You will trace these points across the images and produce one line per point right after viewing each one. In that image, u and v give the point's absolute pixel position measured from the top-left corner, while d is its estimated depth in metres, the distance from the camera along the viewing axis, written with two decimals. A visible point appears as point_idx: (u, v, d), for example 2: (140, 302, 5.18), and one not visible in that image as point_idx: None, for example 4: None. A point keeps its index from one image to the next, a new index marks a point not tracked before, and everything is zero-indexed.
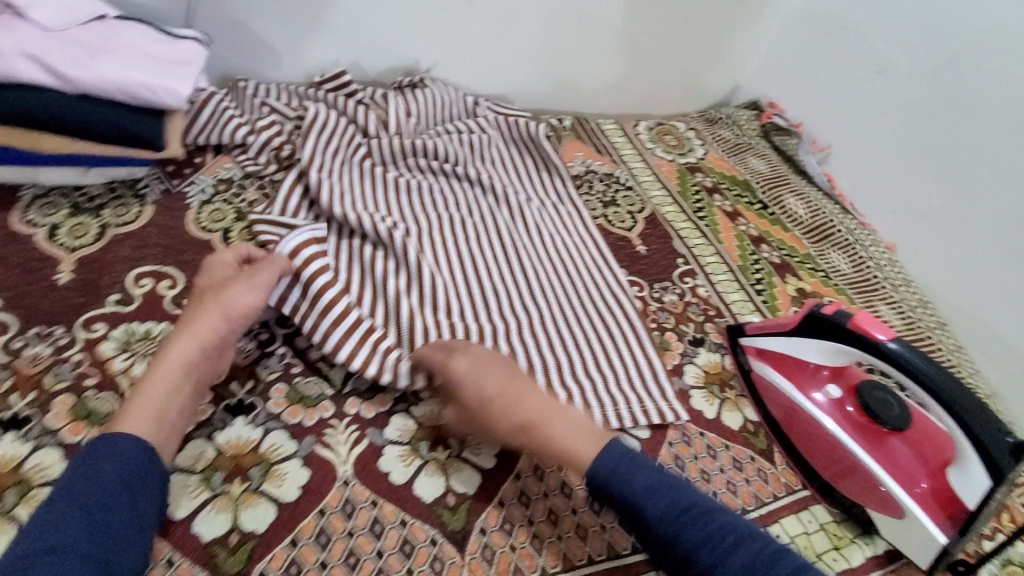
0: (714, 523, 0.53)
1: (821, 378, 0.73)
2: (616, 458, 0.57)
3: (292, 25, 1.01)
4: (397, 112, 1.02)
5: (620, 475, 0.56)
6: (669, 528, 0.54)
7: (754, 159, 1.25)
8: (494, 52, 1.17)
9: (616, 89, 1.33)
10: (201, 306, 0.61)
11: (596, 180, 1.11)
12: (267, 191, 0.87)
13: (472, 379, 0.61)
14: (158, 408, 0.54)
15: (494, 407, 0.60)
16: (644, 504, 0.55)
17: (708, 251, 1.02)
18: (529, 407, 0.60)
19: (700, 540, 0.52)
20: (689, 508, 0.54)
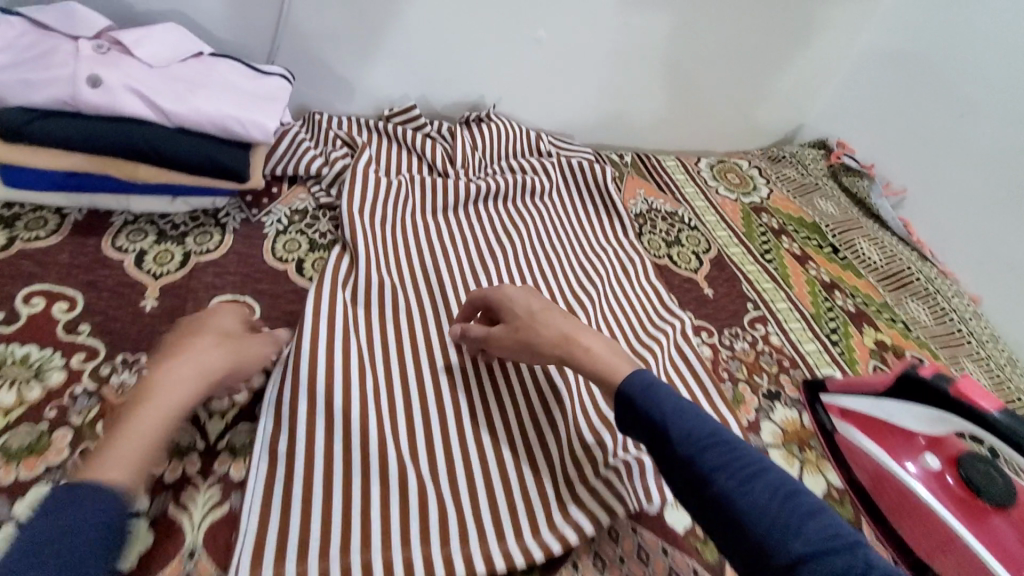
0: (733, 449, 0.50)
1: (917, 446, 0.68)
2: (644, 384, 0.56)
3: (368, 62, 1.04)
4: (464, 146, 1.03)
5: (651, 393, 0.55)
6: (689, 447, 0.50)
7: (821, 200, 1.21)
8: (558, 90, 1.17)
9: (678, 127, 1.32)
10: (207, 340, 0.58)
11: (659, 217, 1.08)
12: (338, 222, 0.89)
13: (527, 295, 0.69)
14: (142, 456, 0.48)
15: (540, 315, 0.66)
16: (667, 418, 0.52)
17: (778, 297, 0.98)
18: (571, 325, 0.65)
19: (719, 465, 0.48)
20: (712, 432, 0.51)
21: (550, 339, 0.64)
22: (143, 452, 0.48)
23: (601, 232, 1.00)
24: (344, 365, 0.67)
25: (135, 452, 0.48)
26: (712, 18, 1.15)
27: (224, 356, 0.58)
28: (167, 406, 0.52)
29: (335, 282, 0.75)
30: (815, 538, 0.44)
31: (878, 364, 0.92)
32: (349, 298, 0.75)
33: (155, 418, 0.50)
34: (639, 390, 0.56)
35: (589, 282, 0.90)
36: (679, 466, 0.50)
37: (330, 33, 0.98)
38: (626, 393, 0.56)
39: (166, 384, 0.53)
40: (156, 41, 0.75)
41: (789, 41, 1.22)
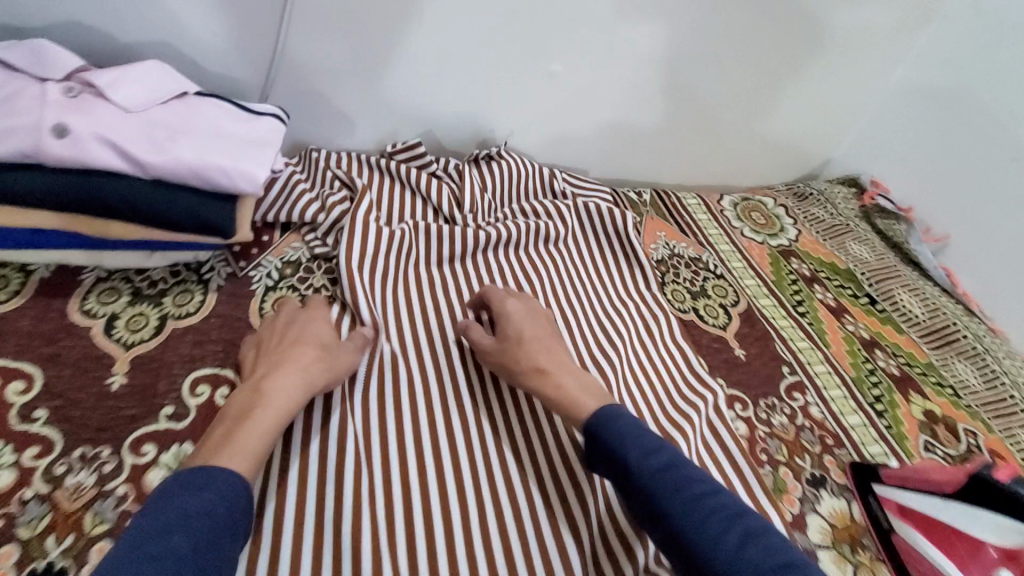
0: (685, 474, 0.52)
1: (990, 560, 0.61)
2: (609, 415, 0.59)
3: (372, 96, 0.96)
4: (472, 188, 0.95)
5: (614, 423, 0.58)
6: (646, 475, 0.53)
7: (855, 243, 1.13)
8: (574, 126, 1.10)
9: (699, 161, 1.24)
10: (310, 348, 0.63)
11: (682, 264, 1.00)
12: (335, 276, 0.80)
13: (522, 316, 0.72)
14: (260, 452, 0.52)
15: (528, 342, 0.68)
16: (624, 448, 0.56)
17: (816, 358, 0.90)
18: (548, 357, 0.67)
19: (670, 491, 0.51)
20: (668, 460, 0.54)
21: (526, 371, 0.66)
22: (257, 450, 0.52)
23: (620, 283, 0.92)
24: (340, 460, 0.60)
25: (253, 448, 0.52)
26: (743, 50, 1.06)
27: (322, 364, 0.62)
28: (281, 409, 0.56)
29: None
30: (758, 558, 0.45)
31: (929, 439, 0.84)
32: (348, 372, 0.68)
33: (273, 417, 0.55)
34: (603, 419, 0.59)
35: (611, 344, 0.81)
36: (637, 494, 0.53)
37: (330, 65, 0.91)
38: (590, 423, 0.60)
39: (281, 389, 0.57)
40: (135, 82, 0.67)
41: (822, 73, 1.14)
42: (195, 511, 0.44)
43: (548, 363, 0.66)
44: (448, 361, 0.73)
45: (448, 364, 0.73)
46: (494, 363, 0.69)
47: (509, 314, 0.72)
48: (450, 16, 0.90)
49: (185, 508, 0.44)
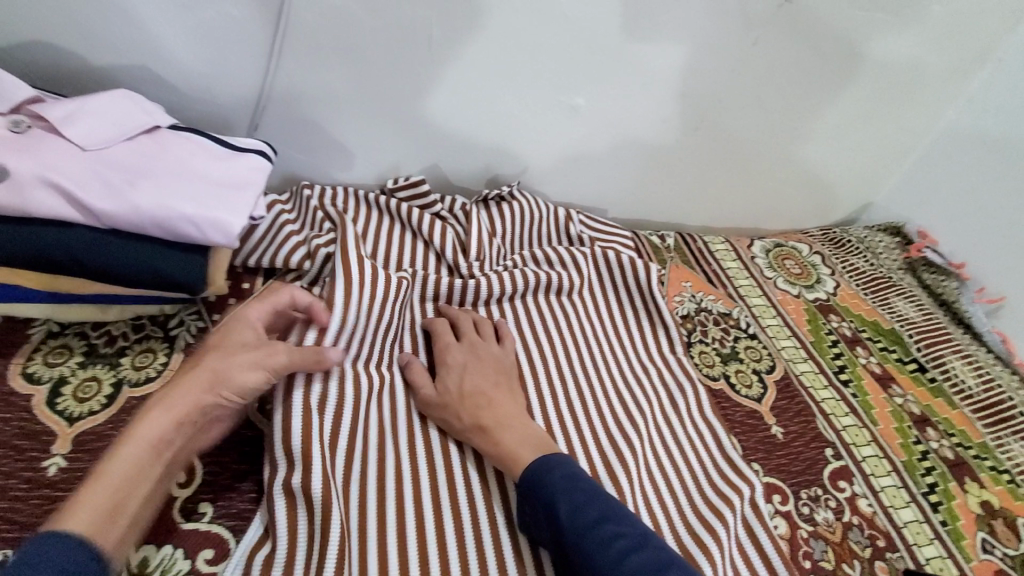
0: (613, 527, 0.52)
1: None
2: (550, 461, 0.57)
3: (373, 128, 0.88)
4: (480, 232, 0.87)
5: (547, 475, 0.56)
6: (577, 533, 0.52)
7: (900, 301, 1.04)
8: (593, 165, 1.01)
9: (728, 202, 1.15)
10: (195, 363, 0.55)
11: (711, 321, 0.90)
12: None
13: (466, 365, 0.67)
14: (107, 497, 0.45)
15: (470, 396, 0.64)
16: (553, 501, 0.54)
17: (862, 438, 0.79)
18: (488, 412, 0.63)
19: (598, 547, 0.50)
20: (599, 514, 0.53)
21: (466, 430, 0.62)
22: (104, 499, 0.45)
23: (639, 344, 0.83)
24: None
25: (101, 497, 0.45)
26: (783, 87, 0.97)
27: (196, 383, 0.53)
28: (138, 443, 0.49)
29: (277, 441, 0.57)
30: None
31: (987, 537, 0.73)
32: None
33: (131, 455, 0.48)
34: (541, 468, 0.57)
35: (631, 420, 0.71)
36: (565, 552, 0.52)
37: (328, 93, 0.83)
38: (529, 471, 0.57)
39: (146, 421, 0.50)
40: (95, 114, 0.60)
41: (867, 113, 1.04)
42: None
43: (487, 418, 0.62)
44: (441, 446, 0.64)
45: (444, 452, 0.63)
46: (437, 416, 0.64)
47: (449, 367, 0.67)
48: (462, 44, 0.81)
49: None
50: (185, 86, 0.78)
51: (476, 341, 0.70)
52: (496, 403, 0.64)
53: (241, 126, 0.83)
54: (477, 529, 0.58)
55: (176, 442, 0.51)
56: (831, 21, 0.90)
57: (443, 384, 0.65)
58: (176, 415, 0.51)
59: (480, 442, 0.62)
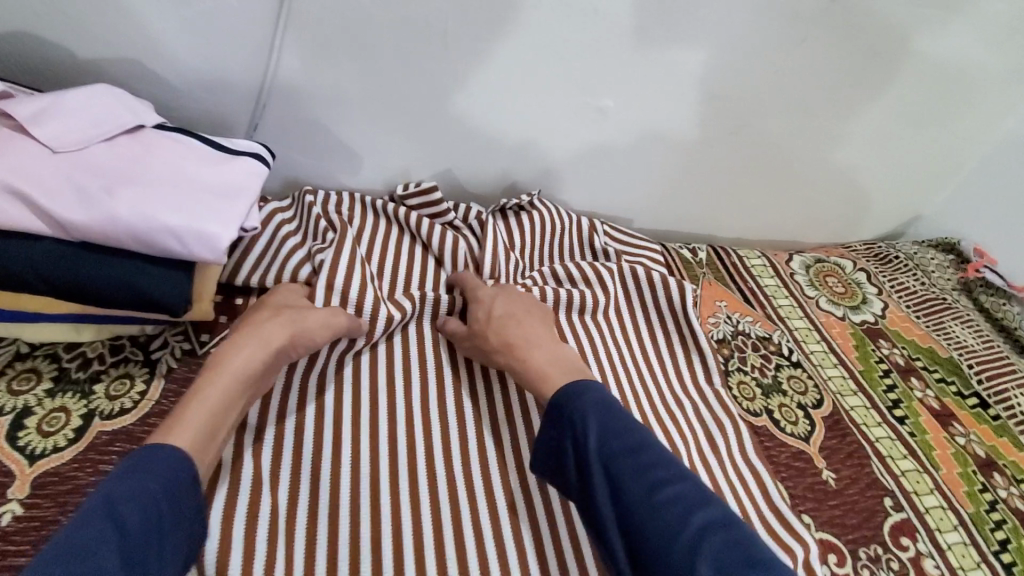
0: (648, 456, 0.50)
1: None
2: (588, 385, 0.56)
3: (381, 128, 0.81)
4: (497, 243, 0.79)
5: (580, 398, 0.54)
6: (607, 457, 0.50)
7: (956, 325, 0.95)
8: (619, 172, 0.93)
9: (765, 213, 1.06)
10: (269, 314, 0.59)
11: (749, 346, 0.82)
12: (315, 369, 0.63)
13: (497, 298, 0.68)
14: (209, 417, 0.49)
15: (498, 319, 0.65)
16: (578, 429, 0.53)
17: (924, 486, 0.70)
18: (518, 331, 0.64)
19: (631, 473, 0.49)
20: (633, 442, 0.51)
21: (495, 347, 0.63)
22: (201, 420, 0.48)
23: (671, 370, 0.75)
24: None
25: (198, 419, 0.48)
26: (831, 90, 0.88)
27: (280, 326, 0.57)
28: (234, 376, 0.52)
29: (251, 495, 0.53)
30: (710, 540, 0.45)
31: None
32: (314, 520, 0.53)
33: (219, 388, 0.51)
34: (570, 393, 0.55)
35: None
36: (590, 476, 0.51)
37: (334, 89, 0.76)
38: (555, 397, 0.56)
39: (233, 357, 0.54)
40: (67, 111, 0.54)
41: (922, 117, 0.95)
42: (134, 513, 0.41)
43: (516, 337, 0.63)
44: (454, 398, 0.65)
45: (463, 448, 0.61)
46: (467, 348, 0.66)
47: (480, 298, 0.68)
48: (478, 39, 0.73)
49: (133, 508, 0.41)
50: (176, 80, 0.71)
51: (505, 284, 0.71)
52: (529, 360, 0.61)
53: (237, 125, 0.77)
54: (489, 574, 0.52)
55: (256, 381, 0.54)
56: (890, 17, 0.81)
57: (472, 314, 0.67)
58: (265, 356, 0.55)
59: (507, 359, 0.63)
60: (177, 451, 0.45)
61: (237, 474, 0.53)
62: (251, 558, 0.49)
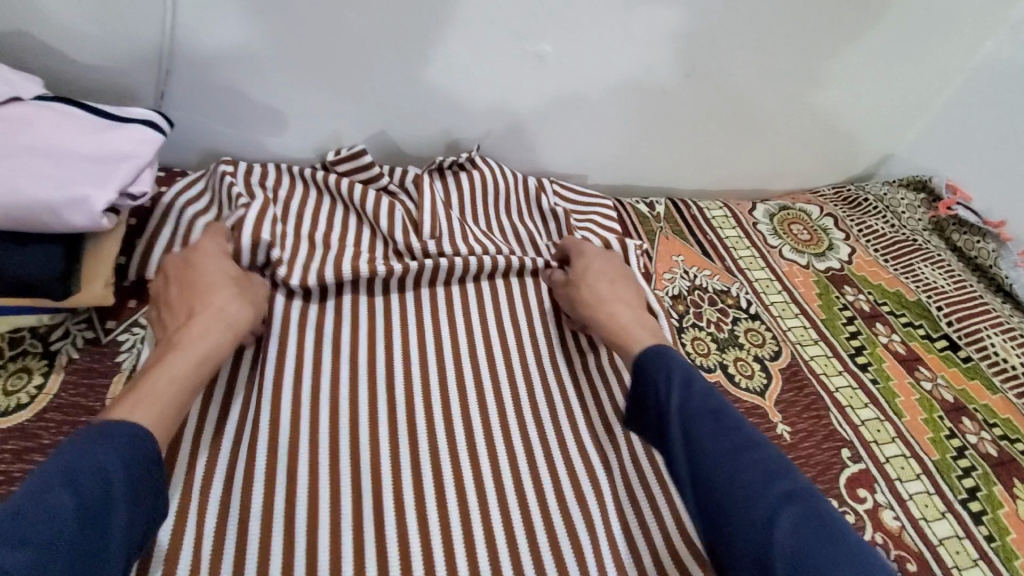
0: (730, 421, 0.49)
1: None
2: (666, 353, 0.55)
3: (302, 91, 0.75)
4: (434, 205, 0.74)
5: (665, 362, 0.54)
6: (688, 420, 0.50)
7: (926, 266, 0.90)
8: (567, 125, 0.88)
9: (725, 160, 1.00)
10: (222, 281, 0.56)
11: (706, 300, 0.78)
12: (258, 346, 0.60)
13: (598, 254, 0.69)
14: (170, 402, 0.47)
15: (592, 276, 0.66)
16: (661, 387, 0.53)
17: (884, 434, 0.67)
18: (609, 290, 0.64)
19: (713, 436, 0.49)
20: (714, 405, 0.51)
21: (587, 304, 0.64)
22: (170, 405, 0.47)
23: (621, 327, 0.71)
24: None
25: (164, 402, 0.46)
26: (787, 26, 0.82)
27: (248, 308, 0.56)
28: (202, 353, 0.51)
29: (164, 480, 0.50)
30: (789, 514, 0.44)
31: None
32: (220, 513, 0.50)
33: (183, 363, 0.49)
34: (654, 357, 0.55)
35: (593, 434, 0.60)
36: (669, 436, 0.51)
37: (245, 51, 0.70)
38: (643, 358, 0.56)
39: (196, 332, 0.52)
40: None
41: (892, 50, 0.89)
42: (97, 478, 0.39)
43: (607, 296, 0.64)
44: (385, 376, 0.60)
45: (390, 429, 0.57)
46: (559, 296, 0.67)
47: (582, 250, 0.69)
48: None
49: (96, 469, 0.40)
50: (67, 49, 0.66)
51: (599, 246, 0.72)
52: (617, 318, 0.62)
53: (145, 95, 0.71)
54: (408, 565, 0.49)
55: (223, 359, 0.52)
56: None
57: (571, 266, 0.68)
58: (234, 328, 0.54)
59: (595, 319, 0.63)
60: (145, 433, 0.43)
61: None
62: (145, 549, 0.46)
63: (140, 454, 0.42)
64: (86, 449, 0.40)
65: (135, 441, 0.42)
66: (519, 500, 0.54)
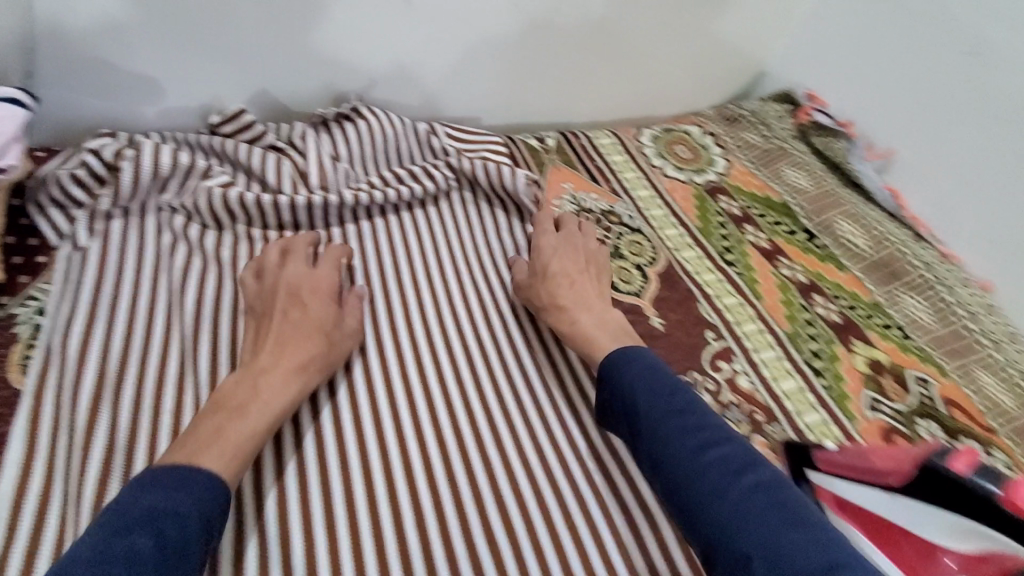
0: (693, 417, 0.53)
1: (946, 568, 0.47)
2: (628, 353, 0.60)
3: (172, 54, 0.76)
4: (322, 158, 0.77)
5: (629, 365, 0.58)
6: (654, 418, 0.54)
7: (791, 170, 0.99)
8: (448, 69, 0.90)
9: (611, 91, 1.05)
10: (297, 335, 0.59)
11: (592, 220, 0.85)
12: (163, 302, 0.64)
13: (557, 251, 0.73)
14: (243, 446, 0.50)
15: (553, 275, 0.70)
16: (629, 389, 0.57)
17: (744, 315, 0.77)
18: (568, 292, 0.69)
19: (678, 432, 0.52)
20: (680, 404, 0.54)
21: (545, 306, 0.69)
22: (245, 450, 0.50)
23: (497, 244, 0.79)
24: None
25: (243, 450, 0.50)
26: None
27: (321, 356, 0.59)
28: (273, 406, 0.53)
29: (67, 432, 0.53)
30: (755, 498, 0.47)
31: (874, 396, 0.71)
32: (131, 437, 0.54)
33: (262, 413, 0.52)
34: (619, 360, 0.60)
35: (482, 352, 0.67)
36: (640, 435, 0.54)
37: (103, 18, 0.70)
38: (605, 366, 0.60)
39: (270, 386, 0.54)
40: None
41: None
42: (174, 513, 0.42)
43: (566, 298, 0.68)
44: None
45: None
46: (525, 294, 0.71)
47: (543, 248, 0.73)
48: None
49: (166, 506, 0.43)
50: None
51: (574, 234, 0.76)
52: (578, 324, 0.66)
53: None
54: (321, 496, 0.54)
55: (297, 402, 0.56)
56: None
57: (535, 267, 0.72)
58: (307, 378, 0.57)
59: None
60: (220, 481, 0.46)
61: (38, 415, 0.54)
62: (53, 484, 0.51)
63: (210, 507, 0.45)
64: (169, 493, 0.44)
65: (209, 496, 0.45)
66: (411, 411, 0.60)
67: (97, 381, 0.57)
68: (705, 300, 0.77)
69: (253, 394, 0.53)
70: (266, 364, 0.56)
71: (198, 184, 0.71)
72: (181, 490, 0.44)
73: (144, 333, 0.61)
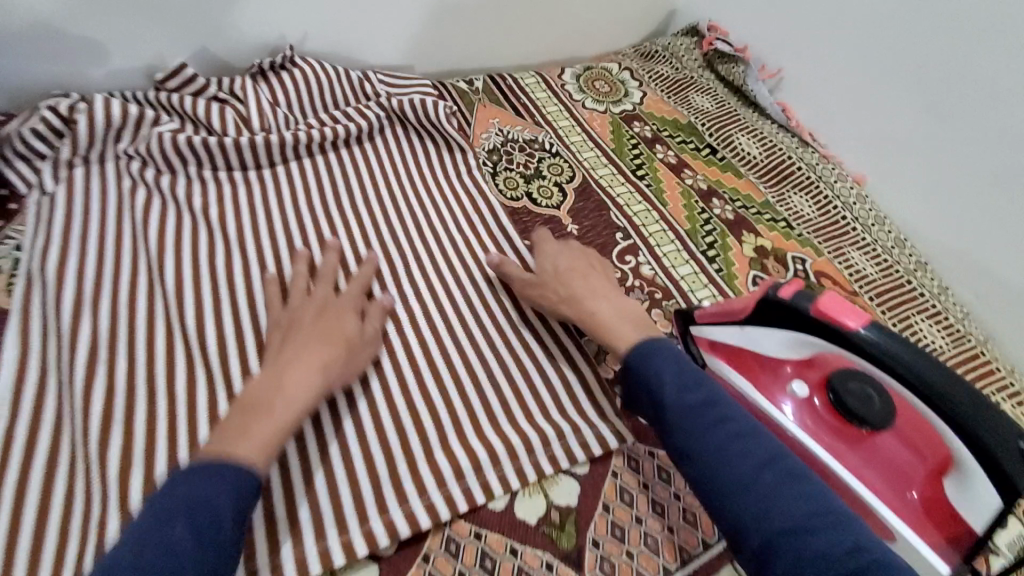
0: (718, 411, 0.54)
1: (784, 376, 0.62)
2: (656, 345, 0.59)
3: (111, 15, 0.82)
4: (260, 106, 0.86)
5: (654, 358, 0.58)
6: (680, 412, 0.55)
7: (697, 96, 1.10)
8: (375, 20, 0.98)
9: (532, 35, 1.13)
10: (320, 341, 0.59)
11: (517, 149, 0.95)
12: (129, 235, 0.72)
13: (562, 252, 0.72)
14: (273, 432, 0.51)
15: (563, 272, 0.69)
16: (655, 382, 0.57)
17: (650, 219, 0.88)
18: (582, 283, 0.68)
19: (706, 429, 0.53)
20: (705, 397, 0.55)
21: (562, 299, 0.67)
22: (273, 436, 0.51)
23: (428, 171, 0.88)
24: (103, 443, 0.56)
25: (272, 436, 0.51)
26: None
27: (343, 353, 0.59)
28: (298, 404, 0.54)
29: (54, 331, 0.62)
30: (781, 495, 0.49)
31: (758, 274, 0.83)
32: (112, 328, 0.64)
33: (292, 404, 0.53)
34: (643, 355, 0.59)
35: (417, 259, 0.76)
36: (667, 425, 0.55)
37: None
38: (633, 355, 0.59)
39: (295, 386, 0.54)
40: None
41: None
42: (201, 500, 0.45)
43: (580, 290, 0.67)
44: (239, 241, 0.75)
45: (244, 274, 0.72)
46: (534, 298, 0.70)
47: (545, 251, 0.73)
48: None
49: (197, 494, 0.46)
50: None
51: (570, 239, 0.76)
52: (597, 314, 0.64)
53: None
54: None
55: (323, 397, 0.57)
56: None
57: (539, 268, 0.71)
58: (330, 372, 0.57)
59: None
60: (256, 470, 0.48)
61: (26, 318, 0.62)
62: (48, 371, 0.60)
63: (243, 493, 0.47)
64: (197, 478, 0.46)
65: (242, 489, 0.47)
66: None
67: (76, 292, 0.65)
68: (616, 208, 0.88)
69: (281, 391, 0.54)
70: (292, 358, 0.56)
71: (149, 131, 0.78)
72: (213, 475, 0.47)
73: (114, 256, 0.70)
